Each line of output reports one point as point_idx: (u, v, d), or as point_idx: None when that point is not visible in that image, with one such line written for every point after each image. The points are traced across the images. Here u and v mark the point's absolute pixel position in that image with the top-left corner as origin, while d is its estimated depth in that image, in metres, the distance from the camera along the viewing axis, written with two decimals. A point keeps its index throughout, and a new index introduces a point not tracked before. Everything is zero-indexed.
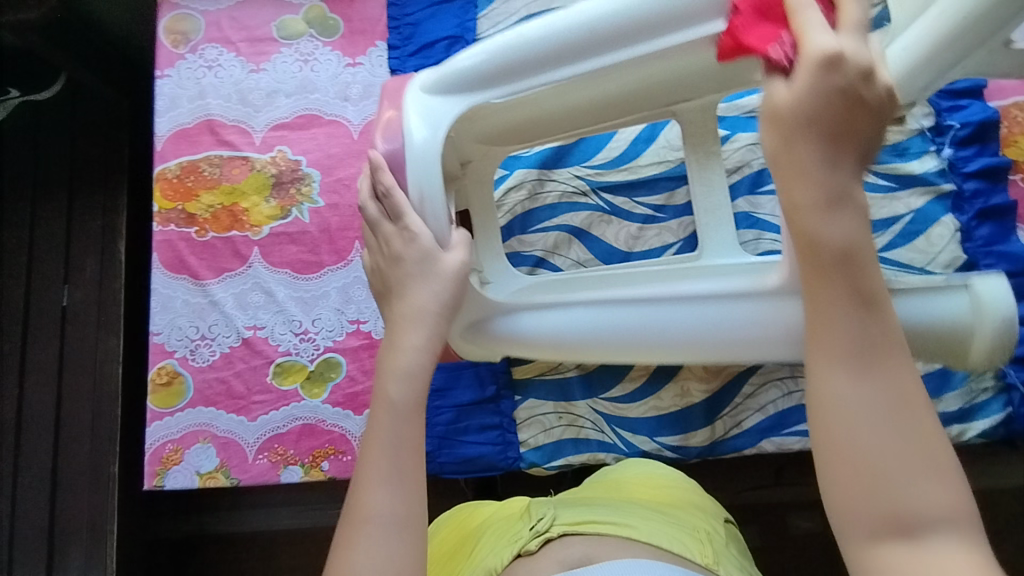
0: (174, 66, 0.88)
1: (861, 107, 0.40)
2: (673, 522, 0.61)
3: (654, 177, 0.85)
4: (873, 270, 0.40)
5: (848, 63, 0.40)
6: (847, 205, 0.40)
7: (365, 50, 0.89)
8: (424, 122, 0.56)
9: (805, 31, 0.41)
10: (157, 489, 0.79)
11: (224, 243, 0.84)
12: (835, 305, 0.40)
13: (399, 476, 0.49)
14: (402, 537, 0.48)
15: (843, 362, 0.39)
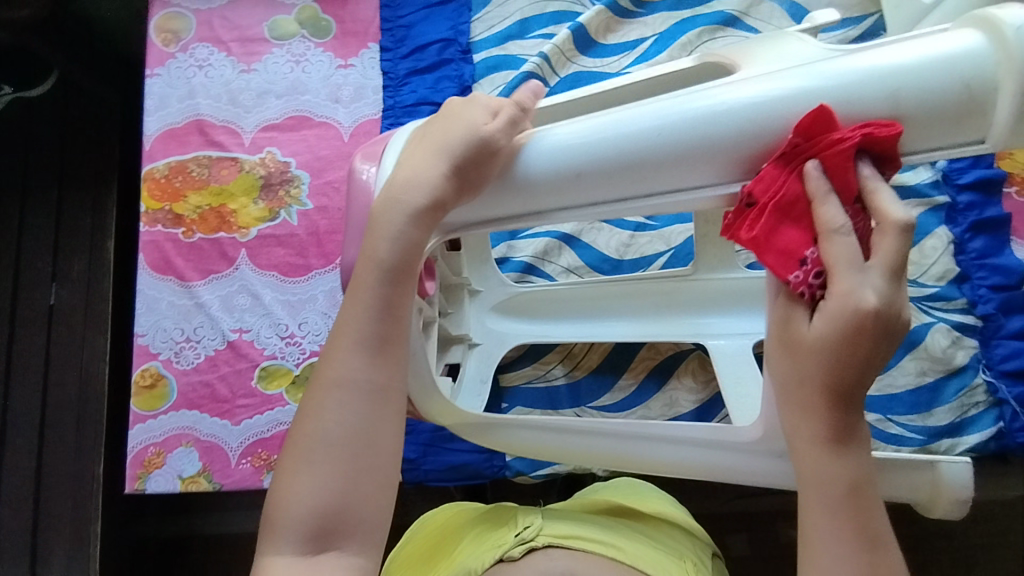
0: (164, 65, 0.87)
1: (879, 357, 0.40)
2: (658, 547, 0.61)
3: None
4: (876, 509, 0.42)
5: (877, 322, 0.38)
6: (852, 447, 0.42)
7: (357, 52, 0.88)
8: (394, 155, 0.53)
9: (836, 272, 0.38)
10: (138, 492, 0.78)
11: (211, 245, 0.83)
12: (840, 544, 0.41)
13: (387, 297, 0.46)
14: (375, 362, 0.46)
15: None
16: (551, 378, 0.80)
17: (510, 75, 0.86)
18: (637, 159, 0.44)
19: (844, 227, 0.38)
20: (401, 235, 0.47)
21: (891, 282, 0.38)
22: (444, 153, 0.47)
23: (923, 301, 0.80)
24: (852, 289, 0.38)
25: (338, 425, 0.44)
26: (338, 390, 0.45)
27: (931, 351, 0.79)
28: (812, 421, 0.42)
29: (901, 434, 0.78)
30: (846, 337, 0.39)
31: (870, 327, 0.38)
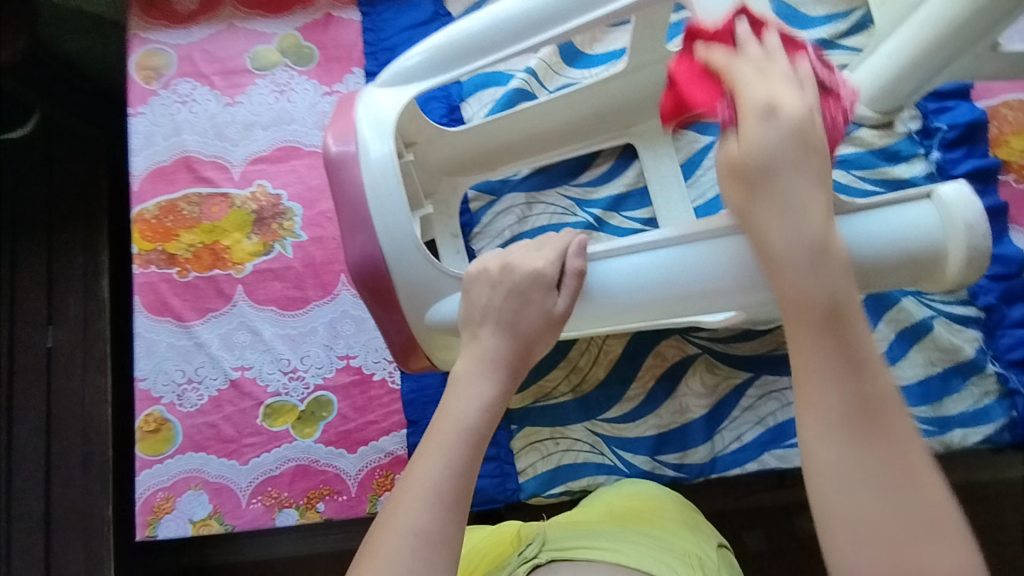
0: (147, 103, 0.86)
1: (807, 133, 0.47)
2: (663, 547, 0.59)
3: (643, 191, 0.83)
4: (860, 330, 0.44)
5: (784, 112, 0.47)
6: (826, 260, 0.45)
7: (342, 78, 0.87)
8: (377, 135, 0.57)
9: (739, 88, 0.48)
10: (150, 539, 0.77)
11: (207, 283, 0.82)
12: (817, 352, 0.43)
13: (462, 448, 0.49)
14: (446, 507, 0.46)
15: (839, 420, 0.41)
16: (557, 396, 0.79)
17: (497, 92, 0.85)
18: (683, 294, 0.54)
19: (717, 60, 0.51)
20: (488, 402, 0.51)
21: (820, 176, 0.46)
22: (512, 339, 0.54)
23: (923, 294, 0.79)
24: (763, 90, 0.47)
25: (410, 571, 0.44)
26: (413, 537, 0.45)
27: (938, 342, 0.78)
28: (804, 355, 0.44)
29: None
30: (774, 147, 0.46)
31: (801, 123, 0.47)
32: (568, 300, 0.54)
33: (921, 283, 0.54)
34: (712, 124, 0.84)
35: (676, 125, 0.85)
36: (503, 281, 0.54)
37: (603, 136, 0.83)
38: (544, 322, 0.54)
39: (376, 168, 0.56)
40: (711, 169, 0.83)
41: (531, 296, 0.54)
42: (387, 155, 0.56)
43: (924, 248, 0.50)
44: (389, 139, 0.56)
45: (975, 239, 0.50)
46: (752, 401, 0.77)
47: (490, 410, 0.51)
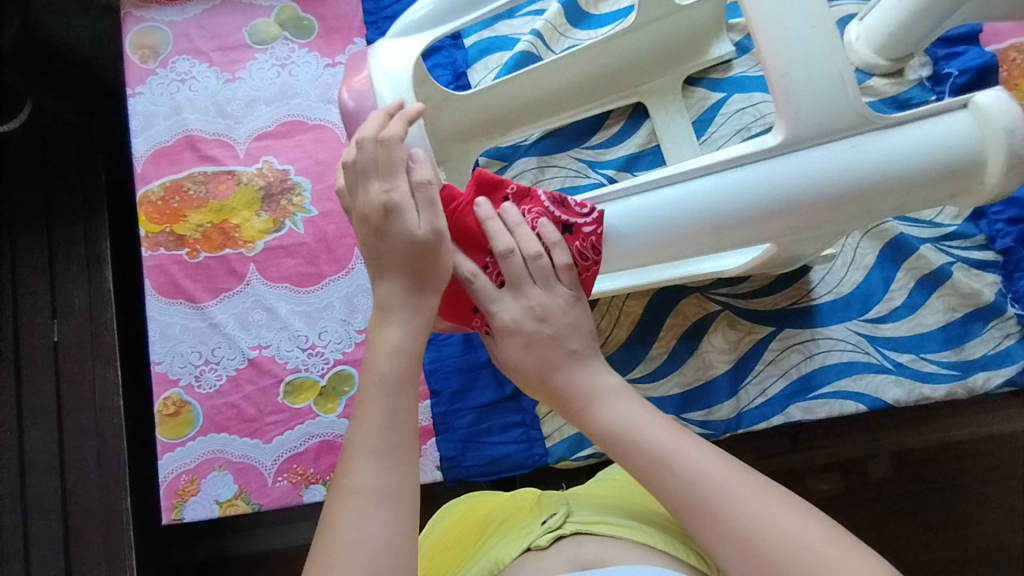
0: (145, 82, 0.84)
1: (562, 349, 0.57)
2: (688, 529, 0.60)
3: (657, 150, 0.82)
4: (648, 433, 0.53)
5: (527, 285, 0.56)
6: (603, 401, 0.56)
7: (343, 48, 0.85)
8: (396, 87, 0.55)
9: (506, 275, 0.56)
10: (176, 522, 0.76)
11: (218, 263, 0.81)
12: (657, 477, 0.51)
13: (396, 401, 0.50)
14: (393, 460, 0.48)
15: (698, 517, 0.48)
16: None
17: (503, 57, 0.84)
18: (706, 230, 0.51)
19: (469, 269, 0.55)
20: (399, 349, 0.52)
21: (540, 283, 0.56)
22: (403, 273, 0.52)
23: (940, 241, 0.79)
24: (515, 271, 0.55)
25: (367, 530, 0.46)
26: (361, 495, 0.47)
27: (958, 287, 0.78)
28: (585, 407, 0.56)
29: (935, 372, 0.77)
30: (535, 311, 0.57)
31: (538, 322, 0.57)
32: (428, 218, 0.52)
33: (959, 198, 0.52)
34: (722, 80, 0.83)
35: (685, 83, 0.84)
36: (363, 207, 0.53)
37: (615, 95, 0.82)
38: (411, 245, 0.52)
39: (400, 120, 0.54)
40: (723, 126, 0.82)
41: (386, 227, 0.52)
42: (410, 107, 0.55)
43: (961, 156, 0.48)
44: (410, 90, 0.54)
45: (1015, 144, 0.47)
46: (775, 354, 0.78)
47: (407, 357, 0.52)
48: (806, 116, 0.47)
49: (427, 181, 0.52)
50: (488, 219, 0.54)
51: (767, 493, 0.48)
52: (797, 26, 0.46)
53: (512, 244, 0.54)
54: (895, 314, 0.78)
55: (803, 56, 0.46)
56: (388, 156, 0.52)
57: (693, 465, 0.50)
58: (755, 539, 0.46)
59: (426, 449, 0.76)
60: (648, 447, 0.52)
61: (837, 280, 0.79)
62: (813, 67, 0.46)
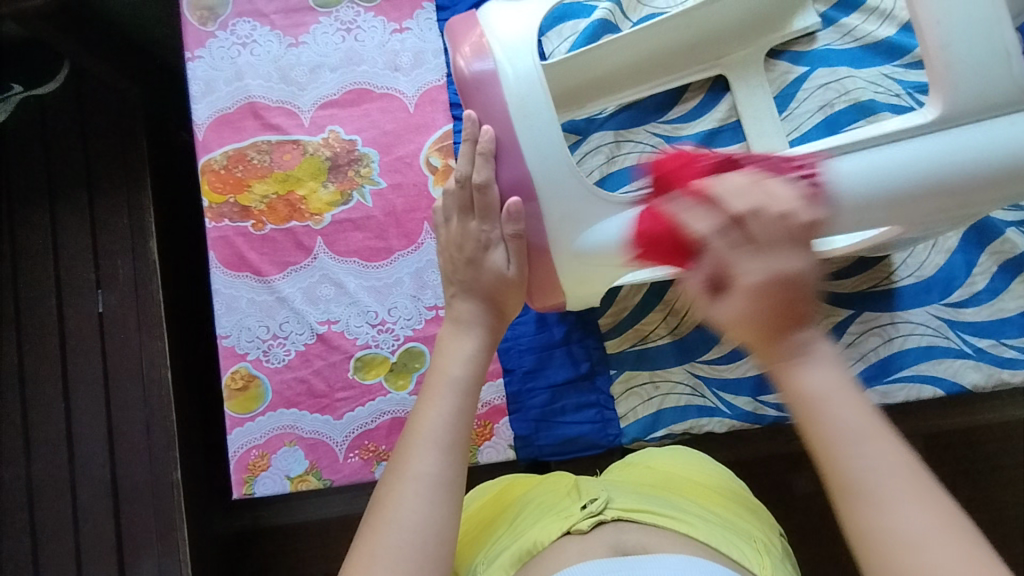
0: (204, 46, 0.80)
1: (782, 302, 0.40)
2: (728, 526, 0.59)
3: (736, 125, 0.80)
4: (849, 412, 0.39)
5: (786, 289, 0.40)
6: (807, 353, 0.41)
7: (412, 13, 0.82)
8: (517, 52, 0.52)
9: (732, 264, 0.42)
10: (247, 497, 0.76)
11: (285, 236, 0.78)
12: (838, 442, 0.39)
13: (459, 399, 0.51)
14: (454, 454, 0.48)
15: (885, 499, 0.37)
16: (655, 339, 0.77)
17: (579, 24, 0.80)
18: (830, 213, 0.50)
19: (700, 230, 0.44)
20: (472, 354, 0.54)
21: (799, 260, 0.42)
22: (483, 299, 0.56)
23: None
24: (755, 270, 0.41)
25: (416, 514, 0.44)
26: (417, 481, 0.46)
27: None
28: (777, 357, 0.41)
29: (1014, 357, 0.75)
30: (756, 311, 0.40)
31: (787, 300, 0.40)
32: (517, 262, 0.56)
33: None
34: (805, 53, 0.80)
35: (767, 56, 0.80)
36: (458, 236, 0.57)
37: (695, 67, 0.80)
38: (499, 283, 0.56)
39: (522, 87, 0.51)
40: (805, 101, 0.79)
41: (482, 259, 0.56)
42: (532, 73, 0.52)
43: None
44: (532, 55, 0.52)
45: None
46: (853, 337, 0.77)
47: (475, 360, 0.54)
48: (967, 90, 0.47)
49: (517, 235, 0.54)
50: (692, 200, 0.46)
51: (945, 512, 0.37)
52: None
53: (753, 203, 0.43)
54: (978, 298, 0.77)
55: (966, 27, 0.46)
56: (482, 200, 0.54)
57: (885, 450, 0.38)
58: (897, 534, 0.36)
59: (499, 428, 0.76)
60: (846, 419, 0.39)
61: (919, 262, 0.77)
62: (980, 27, 0.46)
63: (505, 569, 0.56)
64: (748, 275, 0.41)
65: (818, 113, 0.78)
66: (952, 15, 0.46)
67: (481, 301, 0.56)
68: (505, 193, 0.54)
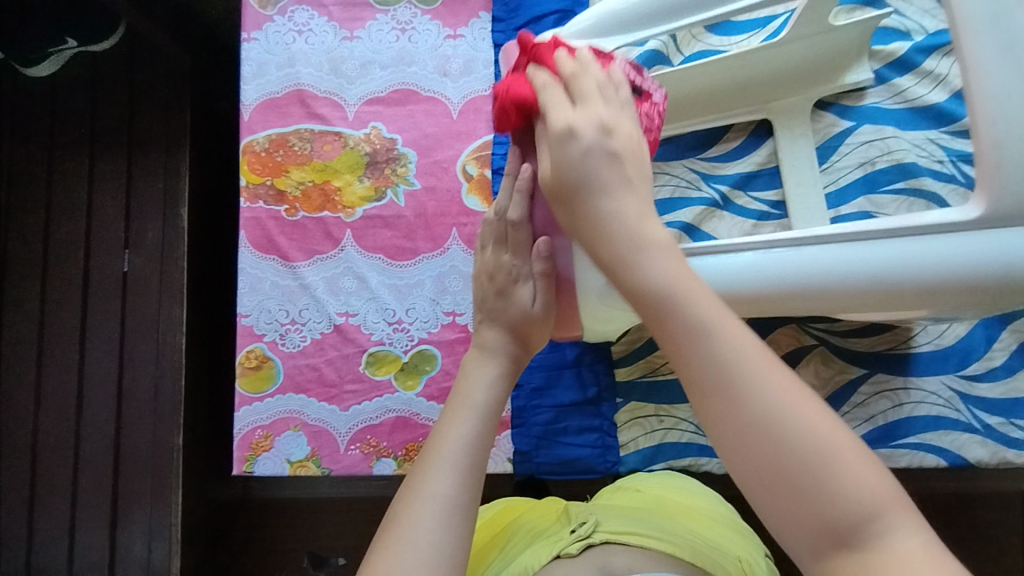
0: (262, 29, 0.82)
1: (607, 151, 0.43)
2: (716, 547, 0.59)
3: (773, 172, 0.80)
4: (695, 302, 0.36)
5: (601, 134, 0.44)
6: (647, 242, 0.39)
7: (467, 21, 0.83)
8: None
9: (573, 76, 0.47)
10: (246, 474, 0.77)
11: (316, 225, 0.80)
12: (677, 337, 0.35)
13: (481, 422, 0.52)
14: (472, 477, 0.49)
15: (723, 389, 0.34)
16: (665, 373, 0.77)
17: (631, 53, 0.80)
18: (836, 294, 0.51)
19: (542, 80, 0.47)
20: (495, 380, 0.55)
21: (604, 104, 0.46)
22: (508, 329, 0.57)
23: None
24: (565, 115, 0.45)
25: (429, 535, 0.45)
26: (433, 501, 0.46)
27: None
28: (613, 249, 0.40)
29: (1020, 438, 0.75)
30: (580, 150, 0.43)
31: (605, 135, 0.44)
32: (543, 300, 0.56)
33: None
34: (853, 108, 0.80)
35: (815, 106, 0.80)
36: (490, 266, 0.59)
37: (740, 110, 0.79)
38: (524, 318, 0.57)
39: None
40: (847, 156, 0.79)
41: (510, 292, 0.57)
42: None
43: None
44: None
45: None
46: (863, 398, 0.77)
47: (497, 386, 0.55)
48: (1009, 193, 0.45)
49: (546, 272, 0.55)
50: (543, 67, 0.49)
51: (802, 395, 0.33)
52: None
53: (582, 70, 0.47)
54: (993, 374, 0.76)
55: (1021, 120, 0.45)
56: (516, 235, 0.56)
57: (741, 344, 0.34)
58: (753, 422, 0.33)
59: (501, 440, 0.77)
60: (692, 313, 0.35)
61: (940, 330, 0.77)
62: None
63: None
64: (578, 117, 0.45)
65: (858, 169, 0.78)
66: (1009, 112, 0.45)
67: (506, 330, 0.57)
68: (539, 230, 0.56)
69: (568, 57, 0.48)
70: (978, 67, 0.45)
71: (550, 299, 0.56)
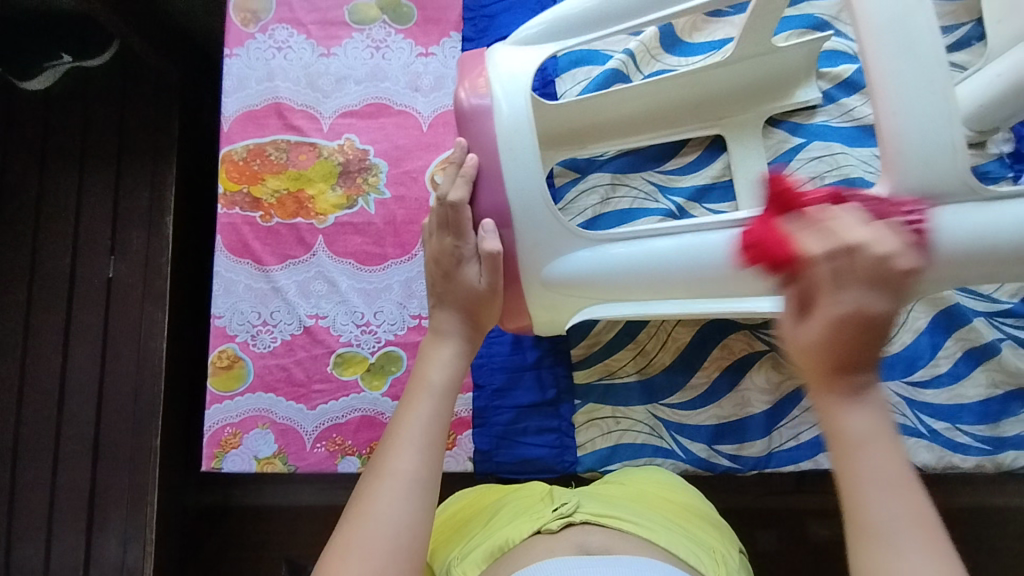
0: (243, 45, 0.86)
1: (864, 329, 0.39)
2: (690, 536, 0.62)
3: (727, 185, 0.84)
4: (879, 419, 0.39)
5: (869, 319, 0.39)
6: (863, 389, 0.39)
7: (438, 40, 0.87)
8: (510, 93, 0.57)
9: (846, 237, 0.41)
10: (214, 471, 0.79)
11: (289, 230, 0.83)
12: (856, 437, 0.38)
13: (438, 405, 0.54)
14: (431, 456, 0.51)
15: (880, 478, 0.37)
16: (622, 375, 0.80)
17: (593, 71, 0.85)
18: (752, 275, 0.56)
19: (819, 252, 0.41)
20: (451, 360, 0.57)
21: (886, 292, 0.39)
22: (460, 311, 0.60)
23: (994, 317, 0.80)
24: (841, 301, 0.39)
25: (390, 511, 0.48)
26: (393, 479, 0.49)
27: (1004, 364, 0.79)
28: (828, 375, 0.40)
29: (967, 443, 0.78)
30: (838, 333, 0.39)
31: (865, 330, 0.39)
32: (489, 277, 0.59)
33: None
34: (803, 125, 0.83)
35: (767, 123, 0.84)
36: (436, 250, 0.61)
37: (695, 124, 0.83)
38: (473, 297, 0.59)
39: (512, 123, 0.56)
40: (798, 170, 0.82)
41: (456, 273, 0.60)
42: (523, 112, 0.57)
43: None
44: (525, 98, 0.57)
45: None
46: (813, 402, 0.79)
47: (454, 367, 0.57)
48: (911, 179, 0.49)
49: (492, 253, 0.58)
50: (805, 226, 0.44)
51: (934, 530, 0.37)
52: (921, 89, 0.48)
53: (867, 238, 0.41)
54: (938, 380, 0.79)
55: (920, 117, 0.48)
56: (456, 218, 0.58)
57: (888, 465, 0.38)
58: (877, 519, 0.37)
59: (462, 439, 0.79)
60: (879, 462, 0.38)
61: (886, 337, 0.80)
62: (930, 131, 0.48)
63: (477, 564, 0.58)
64: (861, 301, 0.39)
65: (809, 183, 0.81)
66: (907, 109, 0.48)
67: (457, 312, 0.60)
68: (480, 216, 0.59)
69: (839, 219, 0.43)
70: (878, 67, 0.49)
71: (495, 277, 0.59)
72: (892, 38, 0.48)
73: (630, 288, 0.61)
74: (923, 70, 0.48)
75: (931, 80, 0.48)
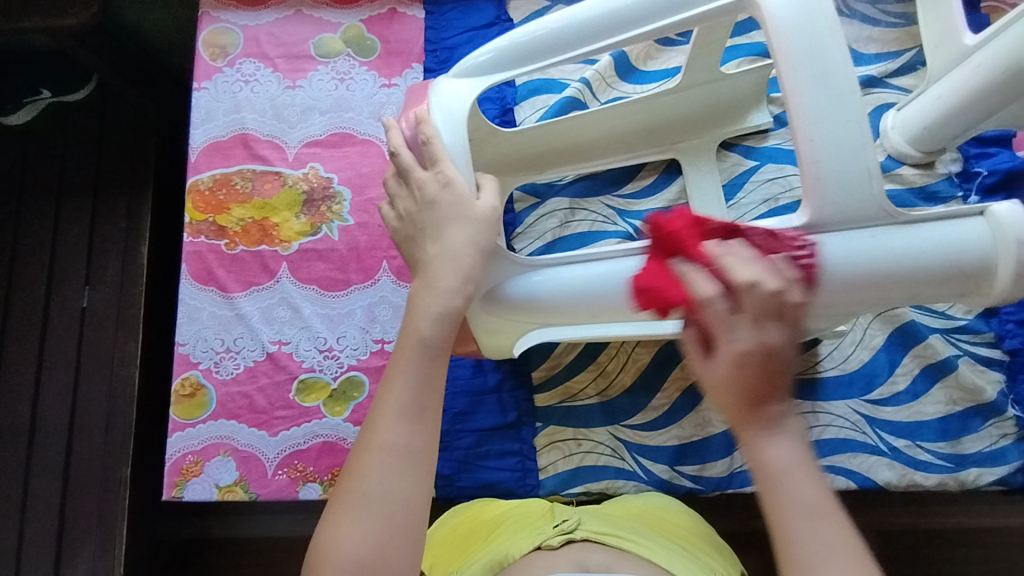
0: (211, 79, 0.89)
1: (772, 365, 0.43)
2: (690, 556, 0.61)
3: (684, 208, 0.85)
4: (794, 453, 0.43)
5: (771, 309, 0.44)
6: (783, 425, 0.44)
7: (401, 71, 0.90)
8: (449, 124, 0.59)
9: (730, 268, 0.45)
10: (175, 500, 0.79)
11: (253, 258, 0.84)
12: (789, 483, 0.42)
13: (428, 366, 0.52)
14: (420, 428, 0.50)
15: (803, 513, 0.41)
16: (583, 398, 0.80)
17: (550, 99, 0.87)
18: None
19: (702, 292, 0.45)
20: (442, 314, 0.53)
21: (778, 326, 0.44)
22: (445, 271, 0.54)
23: (950, 334, 0.81)
24: (732, 339, 0.44)
25: (383, 489, 0.48)
26: (383, 454, 0.49)
27: (961, 381, 0.79)
28: (751, 427, 0.44)
29: (928, 460, 0.78)
30: (746, 373, 0.43)
31: (767, 363, 0.43)
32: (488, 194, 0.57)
33: (968, 297, 0.56)
34: (756, 148, 0.86)
35: (720, 146, 0.86)
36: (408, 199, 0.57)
37: (649, 149, 0.85)
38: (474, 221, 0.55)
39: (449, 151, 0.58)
40: (752, 193, 0.84)
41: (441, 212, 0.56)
42: (459, 142, 0.58)
43: (970, 261, 0.52)
44: (462, 129, 0.59)
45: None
46: None
47: (446, 322, 0.53)
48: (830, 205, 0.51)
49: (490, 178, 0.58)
50: (697, 268, 0.47)
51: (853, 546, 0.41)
52: (836, 116, 0.50)
53: (746, 277, 0.44)
54: (897, 398, 0.79)
55: (836, 143, 0.50)
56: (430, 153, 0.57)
57: (809, 493, 0.42)
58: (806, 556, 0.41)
59: None
60: (801, 498, 0.42)
61: (843, 355, 0.81)
62: (846, 158, 0.50)
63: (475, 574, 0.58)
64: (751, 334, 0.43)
65: (763, 204, 0.83)
66: (825, 134, 0.50)
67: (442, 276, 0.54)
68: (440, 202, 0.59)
69: (702, 273, 0.46)
70: (796, 94, 0.51)
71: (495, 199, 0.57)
72: (807, 68, 0.51)
73: (574, 313, 0.62)
74: (837, 98, 0.50)
75: (843, 108, 0.50)
